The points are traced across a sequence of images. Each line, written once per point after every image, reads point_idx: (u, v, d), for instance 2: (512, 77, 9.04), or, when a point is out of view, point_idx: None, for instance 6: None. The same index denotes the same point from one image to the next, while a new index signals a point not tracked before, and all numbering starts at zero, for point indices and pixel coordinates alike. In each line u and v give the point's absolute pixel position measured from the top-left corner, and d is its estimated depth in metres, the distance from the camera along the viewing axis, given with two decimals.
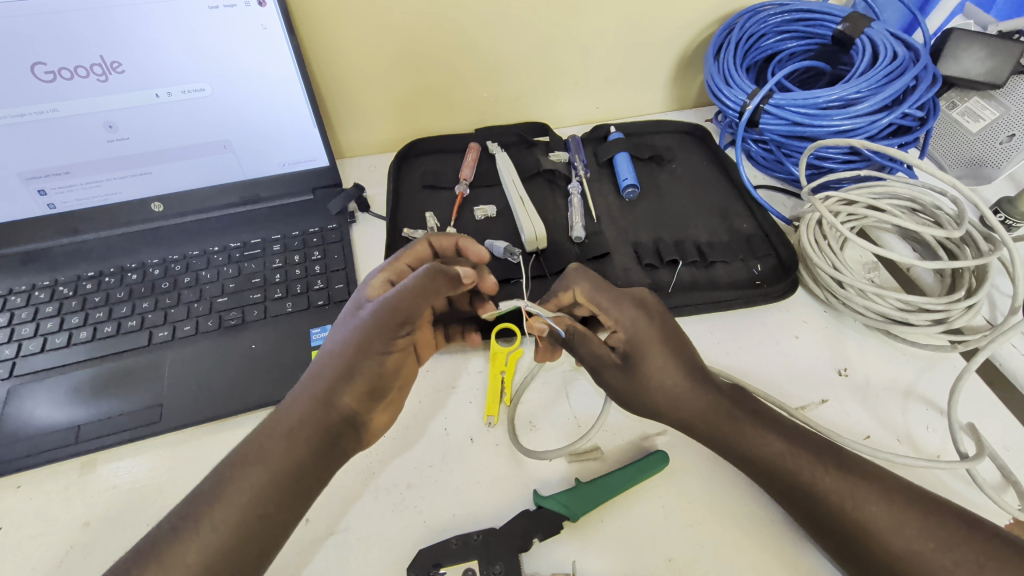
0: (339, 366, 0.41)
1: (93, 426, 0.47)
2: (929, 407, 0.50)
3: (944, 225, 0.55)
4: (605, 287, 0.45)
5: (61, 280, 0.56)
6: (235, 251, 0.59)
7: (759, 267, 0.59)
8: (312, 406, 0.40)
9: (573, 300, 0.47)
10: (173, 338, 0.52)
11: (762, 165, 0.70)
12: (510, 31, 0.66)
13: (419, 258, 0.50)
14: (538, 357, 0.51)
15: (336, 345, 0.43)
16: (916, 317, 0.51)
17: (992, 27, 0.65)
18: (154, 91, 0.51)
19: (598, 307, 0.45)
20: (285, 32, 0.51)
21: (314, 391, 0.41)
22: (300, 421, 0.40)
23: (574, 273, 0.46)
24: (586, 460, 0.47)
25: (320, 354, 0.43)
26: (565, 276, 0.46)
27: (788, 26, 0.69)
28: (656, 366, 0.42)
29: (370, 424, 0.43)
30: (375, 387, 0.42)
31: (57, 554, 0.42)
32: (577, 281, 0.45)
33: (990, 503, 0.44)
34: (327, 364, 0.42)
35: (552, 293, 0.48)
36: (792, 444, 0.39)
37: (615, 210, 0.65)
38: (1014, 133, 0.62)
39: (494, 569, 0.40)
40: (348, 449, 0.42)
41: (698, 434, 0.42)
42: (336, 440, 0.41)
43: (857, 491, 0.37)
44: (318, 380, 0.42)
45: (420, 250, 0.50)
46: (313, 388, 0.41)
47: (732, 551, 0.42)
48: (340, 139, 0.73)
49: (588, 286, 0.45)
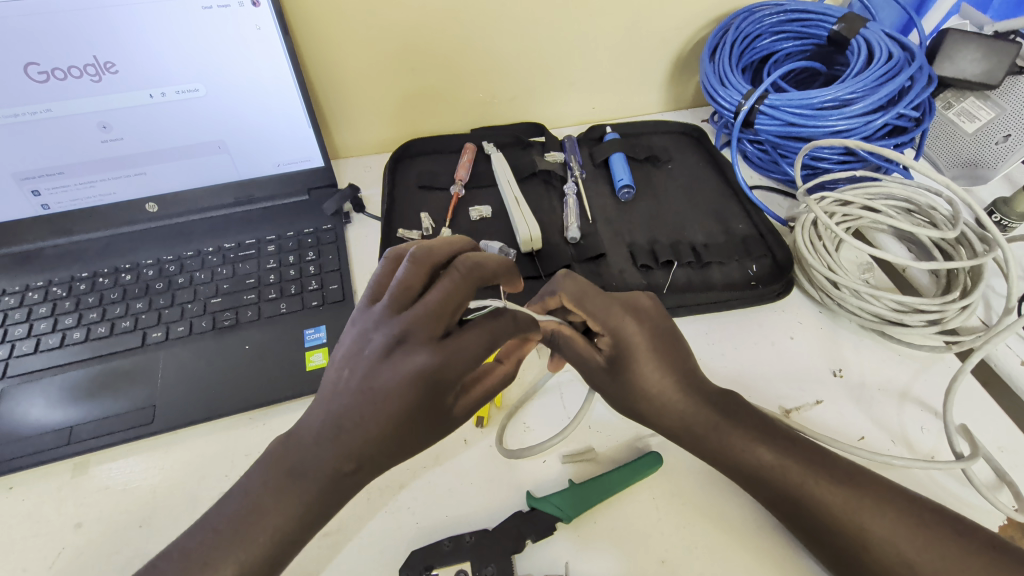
0: (408, 448, 0.38)
1: (85, 427, 0.47)
2: (924, 408, 0.50)
3: (939, 226, 0.55)
4: (591, 298, 0.42)
5: (55, 280, 0.56)
6: (230, 251, 0.59)
7: (755, 267, 0.59)
8: (372, 474, 0.38)
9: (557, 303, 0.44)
10: (166, 338, 0.52)
11: (757, 166, 0.70)
12: (505, 32, 0.66)
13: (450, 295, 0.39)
14: (549, 366, 0.50)
15: (408, 425, 0.37)
16: (911, 317, 0.50)
17: (988, 27, 0.65)
18: (147, 91, 0.51)
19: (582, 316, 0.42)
20: (279, 32, 0.51)
21: (380, 465, 0.38)
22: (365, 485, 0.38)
23: (559, 279, 0.43)
24: (580, 460, 0.46)
25: (380, 426, 0.36)
26: (553, 281, 0.43)
27: (783, 27, 0.69)
28: (646, 372, 0.42)
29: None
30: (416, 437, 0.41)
31: (49, 555, 0.42)
32: (561, 286, 0.43)
33: (984, 503, 0.44)
34: (393, 439, 0.37)
35: (538, 297, 0.45)
36: (782, 453, 0.39)
37: (611, 211, 0.65)
38: (1010, 134, 0.62)
39: (486, 571, 0.40)
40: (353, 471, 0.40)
41: (688, 439, 0.42)
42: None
43: (850, 496, 0.37)
44: (381, 461, 0.37)
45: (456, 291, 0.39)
46: (379, 468, 0.38)
47: (724, 552, 0.42)
48: (336, 140, 0.73)
49: (574, 294, 0.42)
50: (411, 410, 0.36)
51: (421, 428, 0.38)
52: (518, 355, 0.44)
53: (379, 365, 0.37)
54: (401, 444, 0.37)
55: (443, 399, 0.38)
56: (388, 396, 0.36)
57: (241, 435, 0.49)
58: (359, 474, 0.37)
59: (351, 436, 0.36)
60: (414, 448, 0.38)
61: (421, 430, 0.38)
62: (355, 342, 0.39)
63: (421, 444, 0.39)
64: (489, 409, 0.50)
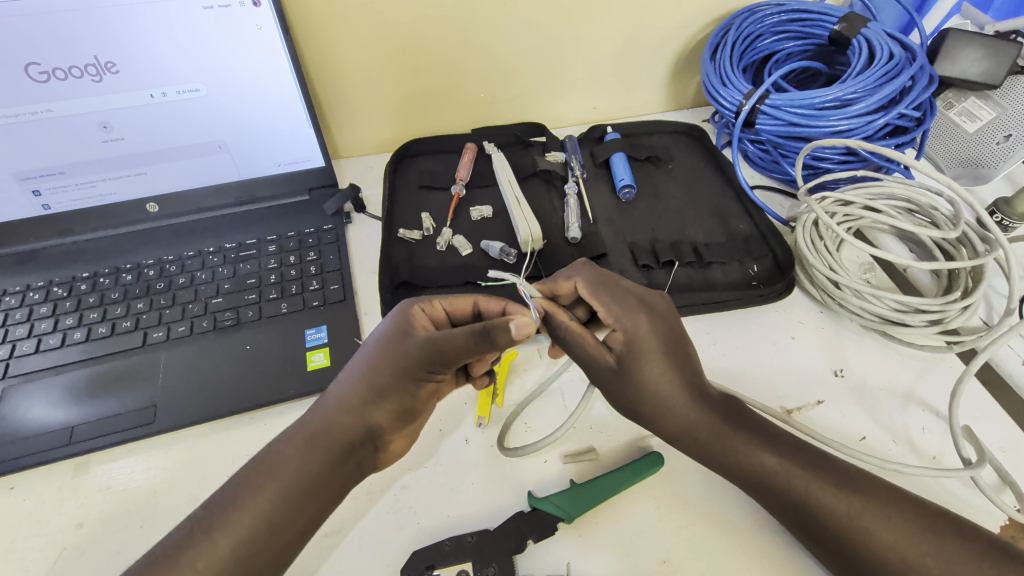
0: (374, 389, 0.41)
1: (86, 427, 0.47)
2: (926, 409, 0.50)
3: (940, 226, 0.55)
4: (607, 284, 0.45)
5: (55, 280, 0.56)
6: (231, 251, 0.59)
7: (756, 267, 0.59)
8: None
9: (572, 294, 0.47)
10: (168, 338, 0.52)
11: (758, 166, 0.70)
12: (505, 33, 0.66)
13: (459, 312, 0.47)
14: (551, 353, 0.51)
15: (372, 355, 0.43)
16: (912, 317, 0.50)
17: (988, 27, 0.65)
18: (149, 91, 0.51)
19: (596, 300, 0.44)
20: (280, 33, 0.51)
21: (347, 396, 0.42)
22: (338, 435, 0.40)
23: (577, 267, 0.47)
24: (581, 460, 0.46)
25: (355, 359, 0.44)
26: (571, 269, 0.47)
27: (784, 27, 0.69)
28: (655, 373, 0.41)
29: (389, 444, 0.43)
30: (406, 409, 0.42)
31: (51, 556, 0.42)
32: (580, 273, 0.46)
33: (987, 503, 0.44)
34: (356, 373, 0.42)
35: (552, 282, 0.48)
36: (787, 460, 0.39)
37: (611, 211, 0.65)
38: (1011, 133, 0.62)
39: (488, 571, 0.40)
40: (365, 464, 0.42)
41: (690, 445, 0.41)
42: (358, 458, 0.41)
43: (856, 503, 0.37)
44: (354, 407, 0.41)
45: (460, 305, 0.46)
46: (344, 397, 0.42)
47: (724, 552, 0.42)
48: (336, 140, 0.73)
49: (590, 278, 0.46)
50: (384, 331, 0.44)
51: (378, 335, 0.44)
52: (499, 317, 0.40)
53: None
54: (364, 351, 0.44)
55: (399, 312, 0.45)
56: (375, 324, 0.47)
57: (242, 435, 0.49)
58: (321, 408, 0.41)
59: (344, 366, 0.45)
60: (371, 363, 0.42)
61: (377, 339, 0.44)
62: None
63: (377, 360, 0.42)
64: (490, 408, 0.50)
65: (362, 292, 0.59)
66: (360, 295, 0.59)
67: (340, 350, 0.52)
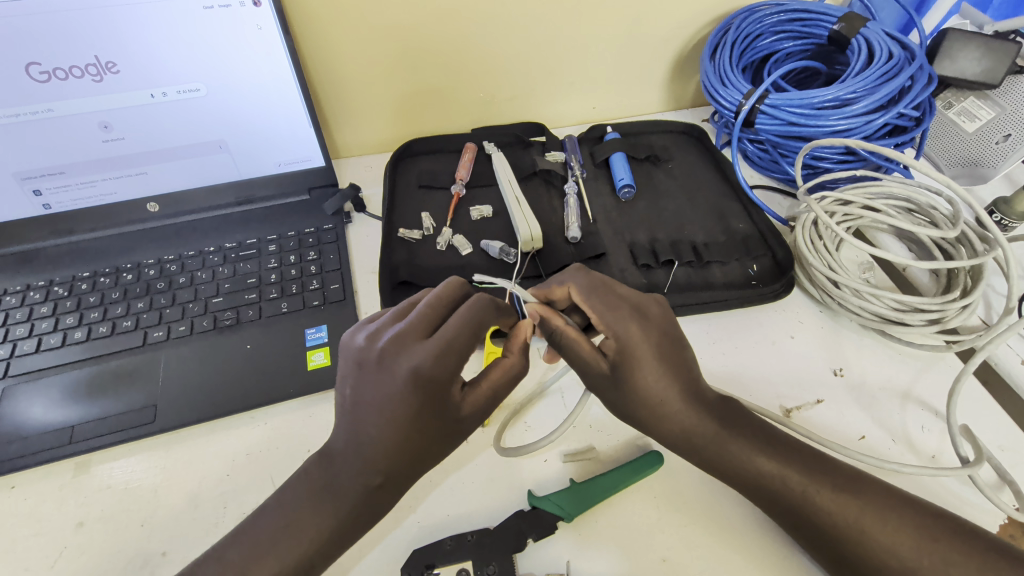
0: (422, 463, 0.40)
1: (86, 427, 0.47)
2: (925, 408, 0.50)
3: (939, 225, 0.55)
4: (600, 291, 0.44)
5: (56, 280, 0.56)
6: (231, 251, 0.59)
7: (755, 267, 0.59)
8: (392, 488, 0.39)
9: (566, 299, 0.46)
10: (168, 338, 0.52)
11: (757, 165, 0.70)
12: (504, 33, 0.66)
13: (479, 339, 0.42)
14: (548, 358, 0.51)
15: (419, 438, 0.39)
16: (911, 316, 0.50)
17: (987, 27, 0.65)
18: (149, 91, 0.51)
19: (590, 308, 0.43)
20: (281, 33, 0.51)
21: (394, 470, 0.39)
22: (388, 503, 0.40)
23: (570, 273, 0.46)
24: (581, 459, 0.47)
25: (395, 443, 0.39)
26: (563, 274, 0.46)
27: (784, 27, 0.70)
28: (649, 379, 0.41)
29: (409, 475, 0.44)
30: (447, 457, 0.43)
31: (51, 555, 0.42)
32: (573, 279, 0.45)
33: (986, 502, 0.44)
34: (405, 459, 0.39)
35: (545, 288, 0.46)
36: (785, 462, 0.39)
37: (611, 211, 0.66)
38: (1009, 133, 0.62)
39: (488, 570, 0.40)
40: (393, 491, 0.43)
41: (687, 448, 0.41)
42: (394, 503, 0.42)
43: (852, 504, 0.37)
44: (399, 479, 0.39)
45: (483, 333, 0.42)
46: (388, 474, 0.39)
47: (723, 552, 0.42)
48: (336, 140, 0.73)
49: (583, 285, 0.45)
50: (426, 411, 0.39)
51: (428, 428, 0.39)
52: (522, 339, 0.43)
53: (377, 375, 0.40)
54: (400, 428, 0.39)
55: (438, 384, 0.40)
56: (394, 403, 0.39)
57: (242, 435, 0.49)
58: (385, 488, 0.39)
59: (369, 447, 0.39)
60: (425, 448, 0.40)
61: (429, 432, 0.40)
62: (354, 355, 0.42)
63: (435, 448, 0.40)
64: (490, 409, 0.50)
65: (362, 292, 0.59)
66: (360, 294, 0.59)
67: (340, 350, 0.52)
